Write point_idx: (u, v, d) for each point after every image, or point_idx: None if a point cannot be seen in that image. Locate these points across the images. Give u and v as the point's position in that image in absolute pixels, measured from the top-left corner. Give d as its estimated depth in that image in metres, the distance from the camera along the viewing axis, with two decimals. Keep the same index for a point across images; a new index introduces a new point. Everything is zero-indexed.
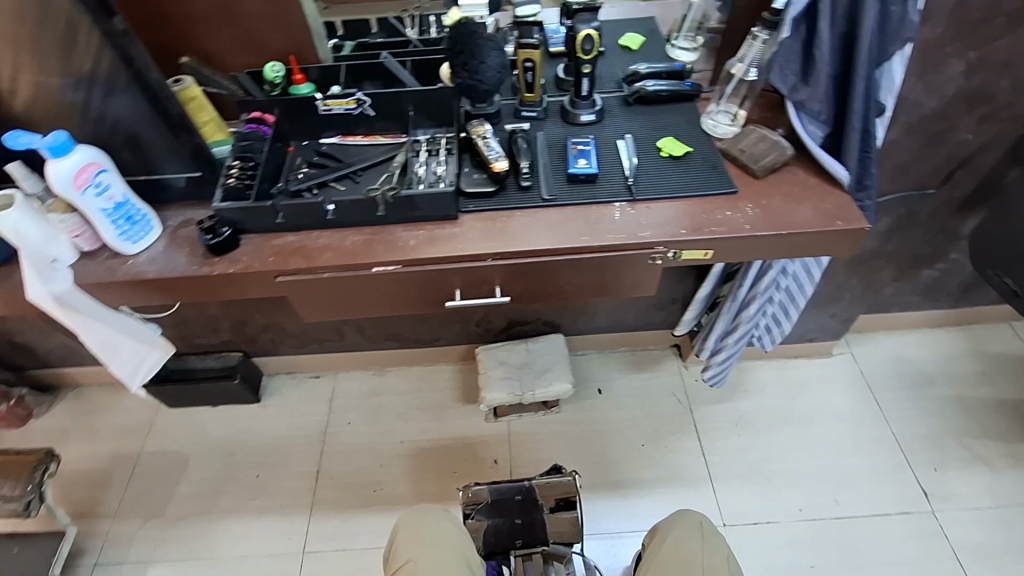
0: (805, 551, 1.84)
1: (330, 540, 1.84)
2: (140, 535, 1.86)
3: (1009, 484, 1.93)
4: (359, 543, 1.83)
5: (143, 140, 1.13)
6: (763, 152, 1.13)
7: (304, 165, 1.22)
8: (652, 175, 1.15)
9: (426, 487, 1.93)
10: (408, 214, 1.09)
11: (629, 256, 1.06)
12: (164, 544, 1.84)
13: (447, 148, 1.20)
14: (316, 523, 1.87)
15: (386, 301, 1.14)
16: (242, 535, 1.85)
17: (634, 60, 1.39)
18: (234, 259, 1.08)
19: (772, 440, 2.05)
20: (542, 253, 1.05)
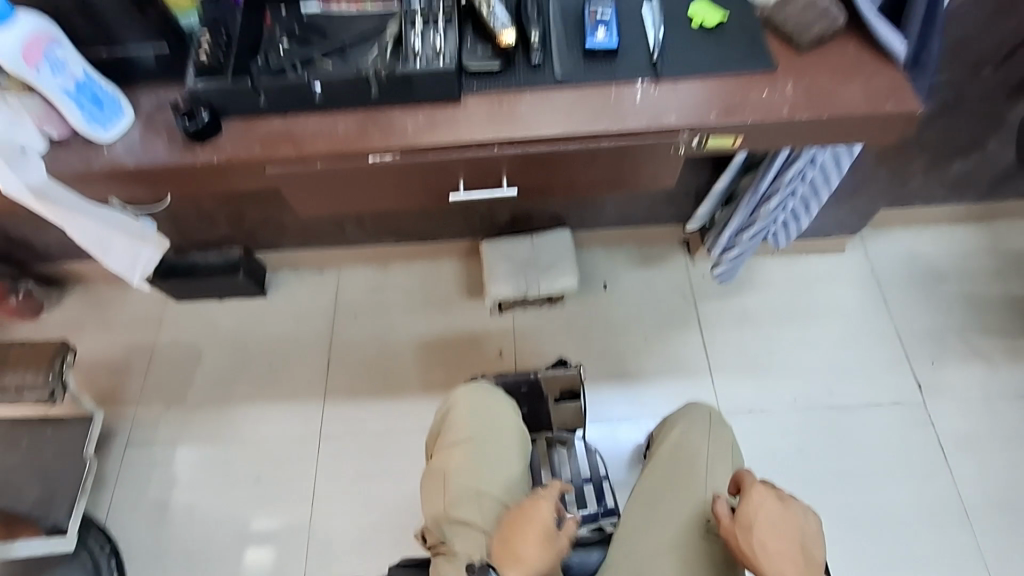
0: (796, 436, 1.93)
1: (345, 424, 1.93)
2: (164, 419, 1.96)
3: (1003, 377, 1.99)
4: (372, 426, 1.93)
5: (98, 7, 0.99)
6: (810, 20, 0.99)
7: (286, 37, 1.08)
8: (681, 48, 1.01)
9: (434, 376, 1.99)
10: (406, 96, 0.99)
11: (650, 142, 0.96)
12: (188, 427, 1.94)
13: (445, 15, 1.04)
14: (330, 409, 1.95)
15: (385, 194, 1.06)
16: (261, 420, 1.94)
17: None
18: (219, 146, 0.99)
19: (774, 335, 2.07)
20: (553, 139, 0.96)
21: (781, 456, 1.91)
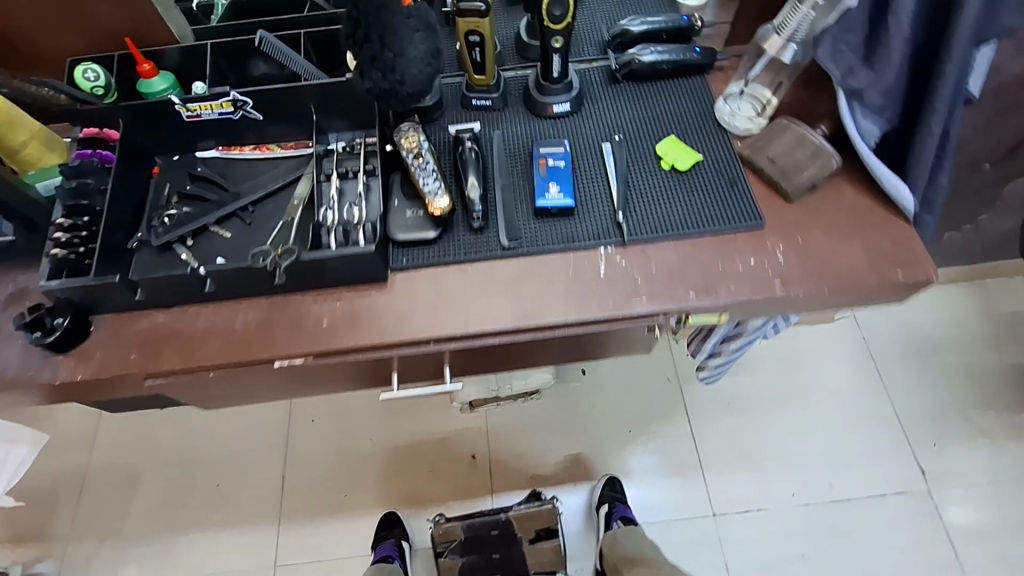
0: (788, 542, 1.60)
1: (301, 552, 1.60)
2: (96, 556, 1.62)
3: (1012, 456, 1.68)
4: (333, 553, 1.59)
5: None
6: (801, 163, 0.83)
7: (177, 196, 0.89)
8: (649, 201, 0.85)
9: (398, 481, 1.66)
10: (319, 281, 0.80)
11: (621, 329, 0.80)
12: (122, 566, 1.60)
13: (368, 169, 0.87)
14: (286, 533, 1.62)
15: (303, 383, 0.87)
16: (207, 550, 1.61)
17: (625, 12, 1.03)
18: (85, 356, 0.79)
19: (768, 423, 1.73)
20: (500, 331, 0.78)
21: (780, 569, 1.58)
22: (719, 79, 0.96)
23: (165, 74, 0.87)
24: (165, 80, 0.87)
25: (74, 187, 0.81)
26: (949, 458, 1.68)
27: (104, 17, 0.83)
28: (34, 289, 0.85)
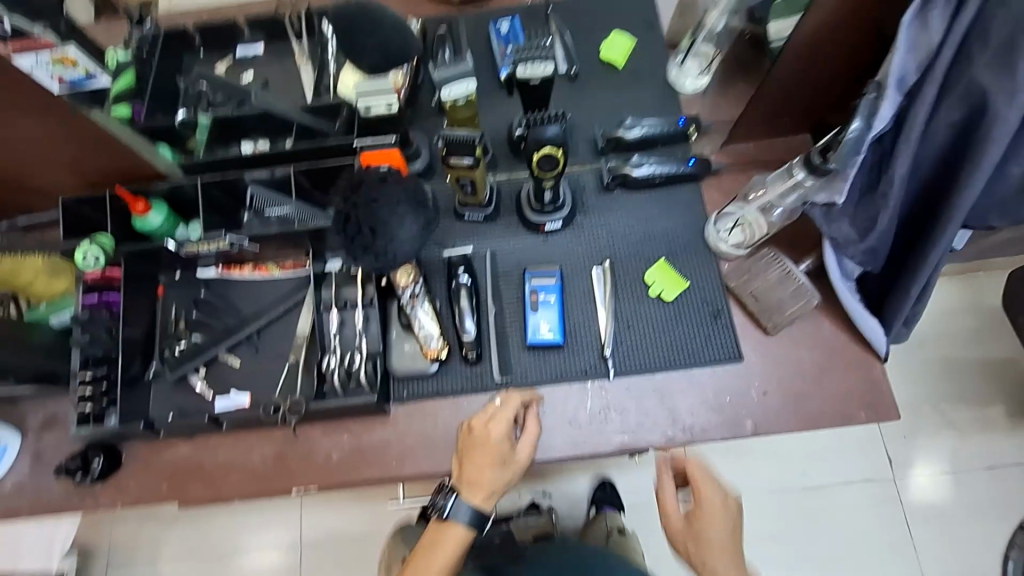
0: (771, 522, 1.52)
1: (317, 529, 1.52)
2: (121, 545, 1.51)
3: (976, 450, 1.54)
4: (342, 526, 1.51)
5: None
6: (783, 301, 0.86)
7: (183, 321, 0.92)
8: (636, 334, 0.89)
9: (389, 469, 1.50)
10: (326, 418, 0.87)
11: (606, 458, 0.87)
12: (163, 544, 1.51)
13: (364, 300, 0.90)
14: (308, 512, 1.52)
15: None
16: (243, 527, 1.52)
17: (619, 105, 1.01)
18: (121, 488, 0.88)
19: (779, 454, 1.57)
20: None
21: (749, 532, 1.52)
22: (715, 189, 0.95)
23: (156, 206, 0.88)
24: (159, 213, 0.88)
25: (89, 338, 0.85)
26: (966, 452, 1.54)
27: (92, 163, 0.84)
28: (63, 415, 0.92)
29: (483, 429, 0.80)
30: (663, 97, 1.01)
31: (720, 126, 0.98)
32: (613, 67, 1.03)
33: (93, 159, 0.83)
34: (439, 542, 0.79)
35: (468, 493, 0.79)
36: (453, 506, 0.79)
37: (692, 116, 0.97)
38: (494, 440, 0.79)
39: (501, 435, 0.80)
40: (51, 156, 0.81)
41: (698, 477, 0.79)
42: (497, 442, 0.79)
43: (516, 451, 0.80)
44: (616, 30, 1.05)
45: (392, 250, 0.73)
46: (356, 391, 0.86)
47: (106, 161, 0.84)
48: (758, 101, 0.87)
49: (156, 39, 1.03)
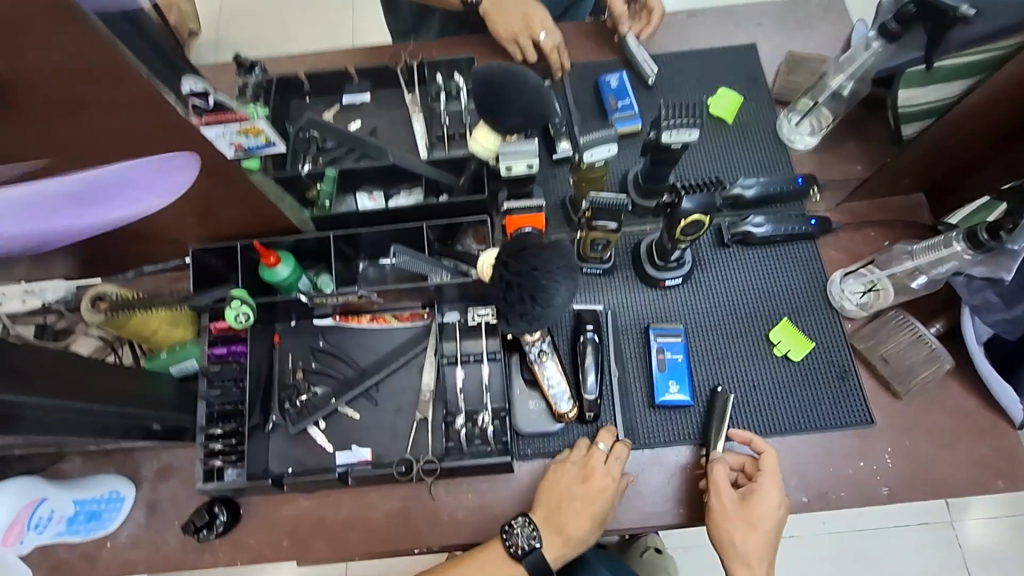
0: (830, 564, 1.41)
1: (371, 564, 1.48)
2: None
3: None
4: (400, 563, 1.47)
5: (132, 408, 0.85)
6: (914, 365, 0.86)
7: (302, 371, 0.92)
8: (763, 395, 0.89)
9: None
10: (452, 475, 0.86)
11: None
12: None
13: (490, 354, 0.89)
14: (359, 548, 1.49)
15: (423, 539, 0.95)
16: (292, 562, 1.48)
17: (733, 159, 1.01)
18: (239, 543, 0.87)
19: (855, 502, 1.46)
20: (624, 531, 0.84)
21: None
22: (832, 247, 0.96)
23: (284, 259, 0.88)
24: (287, 265, 0.88)
25: (219, 392, 0.87)
26: None
27: (231, 217, 0.85)
28: (179, 465, 0.91)
29: (600, 475, 0.81)
30: (776, 153, 1.01)
31: (834, 184, 0.99)
32: (721, 122, 1.04)
33: (234, 214, 0.84)
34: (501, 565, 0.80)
35: (552, 538, 0.81)
36: (534, 548, 0.79)
37: (810, 175, 0.97)
38: (603, 489, 0.81)
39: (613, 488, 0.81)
40: (194, 211, 0.82)
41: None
42: (605, 491, 0.81)
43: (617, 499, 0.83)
44: (722, 86, 1.06)
45: (547, 314, 0.74)
46: (485, 450, 0.85)
47: (245, 215, 0.85)
48: (888, 166, 0.90)
49: (270, 84, 1.04)
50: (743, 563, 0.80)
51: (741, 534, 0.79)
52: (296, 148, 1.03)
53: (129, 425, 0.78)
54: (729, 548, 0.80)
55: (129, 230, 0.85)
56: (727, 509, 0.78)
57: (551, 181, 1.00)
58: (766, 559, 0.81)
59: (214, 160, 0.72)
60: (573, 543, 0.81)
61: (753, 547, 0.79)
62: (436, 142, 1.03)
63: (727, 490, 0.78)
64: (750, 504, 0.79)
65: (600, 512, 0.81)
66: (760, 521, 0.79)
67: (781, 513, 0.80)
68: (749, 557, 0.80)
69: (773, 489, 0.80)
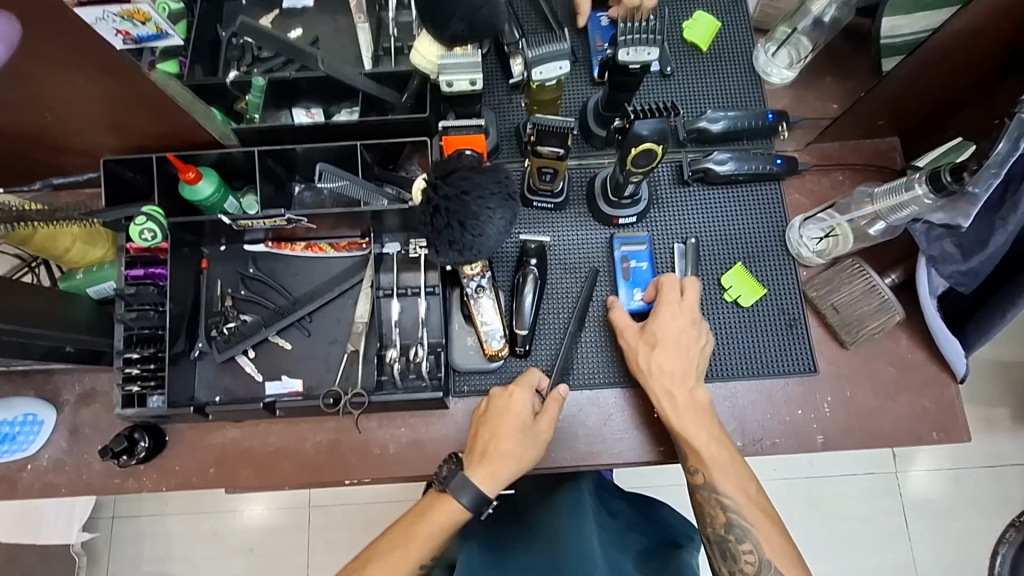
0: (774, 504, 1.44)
1: (330, 494, 1.49)
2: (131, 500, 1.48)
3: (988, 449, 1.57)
4: (359, 495, 1.49)
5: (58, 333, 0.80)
6: (864, 315, 0.83)
7: (231, 299, 0.88)
8: (710, 339, 0.86)
9: None
10: (387, 409, 0.84)
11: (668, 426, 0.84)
12: (169, 500, 1.49)
13: (429, 287, 0.85)
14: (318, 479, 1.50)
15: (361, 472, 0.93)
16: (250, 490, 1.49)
17: (703, 90, 0.94)
18: (165, 470, 0.84)
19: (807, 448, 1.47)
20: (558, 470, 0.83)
21: None
22: (796, 189, 0.91)
23: (207, 175, 0.82)
24: (210, 182, 0.82)
25: (136, 315, 0.81)
26: None
27: (141, 127, 0.77)
28: (102, 390, 0.88)
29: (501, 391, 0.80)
30: (748, 86, 0.94)
31: (806, 123, 0.93)
32: (695, 49, 0.95)
33: (143, 120, 0.75)
34: (440, 505, 0.76)
35: (476, 465, 0.76)
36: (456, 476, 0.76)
37: (781, 111, 0.91)
38: (515, 411, 0.78)
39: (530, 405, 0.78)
40: (99, 116, 0.74)
41: (703, 417, 0.78)
42: (519, 407, 0.78)
43: (538, 426, 0.78)
44: (699, 9, 0.97)
45: (480, 244, 0.70)
46: (419, 385, 0.82)
47: (158, 124, 0.77)
48: (863, 100, 0.83)
49: None
50: (669, 385, 0.78)
51: (652, 357, 0.80)
52: (227, 57, 0.93)
53: (35, 346, 0.73)
54: (653, 374, 0.79)
55: (29, 134, 0.77)
56: (630, 341, 0.82)
57: (506, 107, 0.91)
58: (693, 379, 0.79)
59: (102, 54, 0.62)
60: (497, 469, 0.76)
61: (669, 365, 0.79)
62: (382, 55, 0.95)
63: (629, 327, 0.82)
64: (654, 326, 0.81)
65: (520, 427, 0.77)
66: (665, 339, 0.80)
67: (691, 331, 0.81)
68: (661, 371, 0.79)
69: (674, 307, 0.81)
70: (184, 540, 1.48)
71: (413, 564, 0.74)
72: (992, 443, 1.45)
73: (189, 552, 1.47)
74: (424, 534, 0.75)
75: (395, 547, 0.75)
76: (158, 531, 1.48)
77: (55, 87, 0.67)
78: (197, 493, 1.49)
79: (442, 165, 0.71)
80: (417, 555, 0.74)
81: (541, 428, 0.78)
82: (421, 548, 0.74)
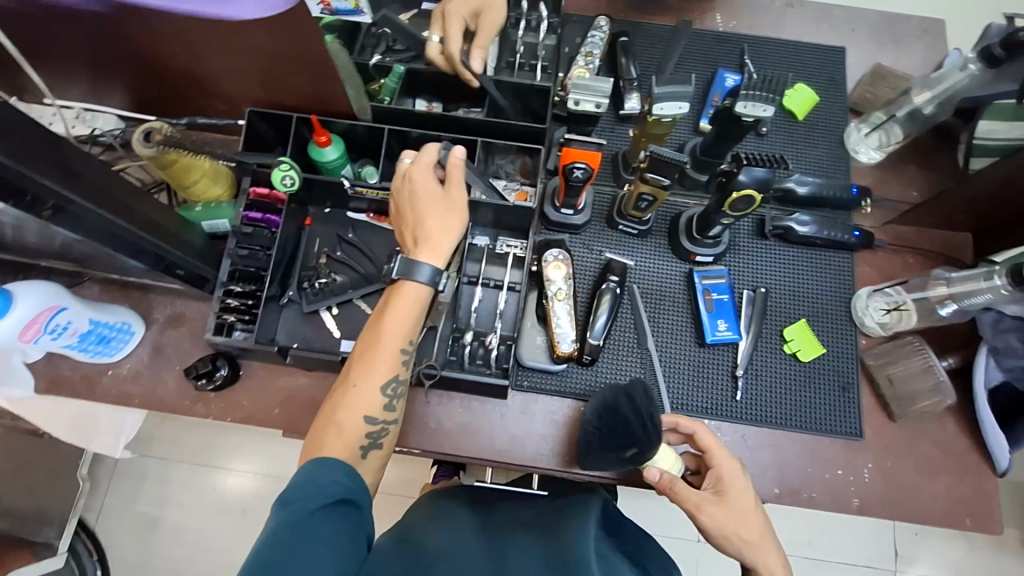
0: None
1: None
2: (150, 435, 1.52)
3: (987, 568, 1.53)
4: None
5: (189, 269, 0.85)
6: (916, 392, 0.86)
7: (326, 257, 0.94)
8: (763, 387, 0.90)
9: None
10: (449, 387, 0.89)
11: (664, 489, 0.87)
12: (185, 442, 1.52)
13: (512, 282, 0.91)
14: None
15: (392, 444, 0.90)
16: (262, 451, 1.52)
17: (794, 153, 1.00)
18: (233, 402, 0.89)
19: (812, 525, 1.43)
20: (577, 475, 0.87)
21: None
22: (867, 263, 0.96)
23: (335, 142, 0.89)
24: (336, 149, 0.90)
25: (245, 253, 0.88)
26: None
27: (293, 87, 0.85)
28: (190, 316, 0.94)
29: (424, 180, 0.78)
30: (837, 159, 1.00)
31: (886, 203, 0.98)
32: (792, 116, 1.02)
33: (299, 81, 0.83)
34: (398, 298, 0.76)
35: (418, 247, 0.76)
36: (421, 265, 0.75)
37: (865, 187, 0.97)
38: (426, 197, 0.77)
39: (410, 199, 0.78)
40: (259, 67, 0.81)
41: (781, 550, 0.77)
42: (409, 193, 0.78)
43: (456, 220, 0.77)
44: (800, 81, 1.04)
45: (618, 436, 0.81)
46: (484, 371, 0.87)
47: (309, 87, 0.84)
48: (950, 193, 0.88)
49: None
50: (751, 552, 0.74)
51: (738, 530, 0.73)
52: (364, 43, 1.01)
53: (158, 260, 0.80)
54: (742, 549, 0.74)
55: (192, 73, 0.85)
56: (719, 520, 0.73)
57: (611, 135, 1.00)
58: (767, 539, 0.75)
59: (299, 14, 0.69)
60: (434, 240, 0.76)
61: (755, 529, 0.74)
62: (504, 67, 1.03)
63: (708, 502, 0.74)
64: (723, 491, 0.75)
65: (427, 242, 0.76)
66: (744, 505, 0.75)
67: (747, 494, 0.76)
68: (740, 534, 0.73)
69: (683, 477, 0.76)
70: (188, 486, 1.50)
71: (396, 351, 0.75)
72: (997, 561, 1.41)
73: (188, 500, 1.49)
74: (396, 325, 0.75)
75: (360, 362, 0.74)
76: (162, 473, 1.51)
77: (237, 38, 0.74)
78: (216, 441, 1.53)
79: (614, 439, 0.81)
80: (395, 346, 0.74)
81: (455, 223, 0.77)
82: (397, 337, 0.75)
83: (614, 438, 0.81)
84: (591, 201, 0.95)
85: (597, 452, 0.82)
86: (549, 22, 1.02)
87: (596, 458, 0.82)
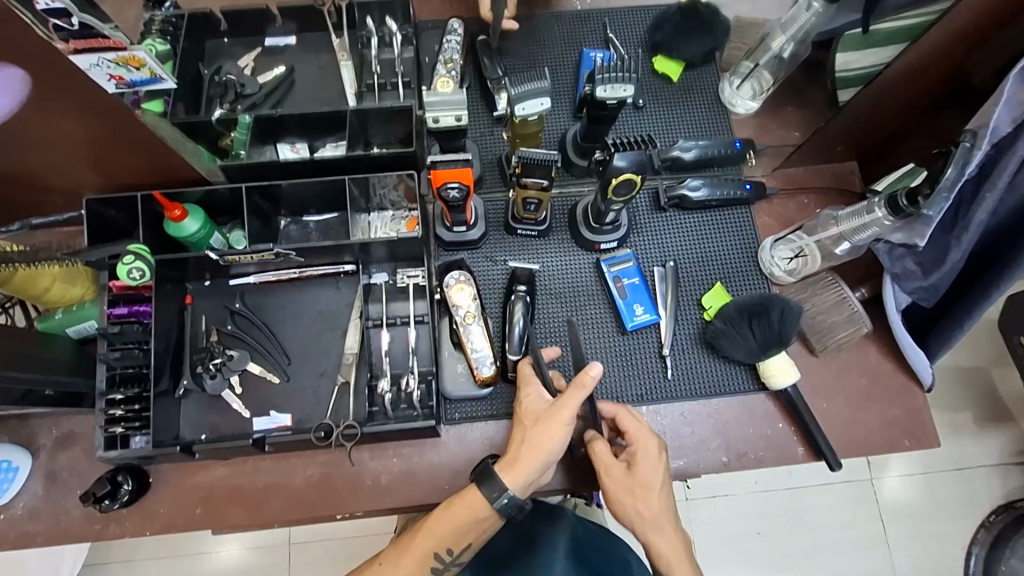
0: (750, 516, 1.40)
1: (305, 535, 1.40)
2: None
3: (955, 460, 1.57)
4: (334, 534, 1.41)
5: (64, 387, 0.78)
6: (833, 328, 0.87)
7: (216, 334, 0.86)
8: (691, 359, 0.89)
9: None
10: (377, 439, 0.84)
11: None
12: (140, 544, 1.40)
13: (418, 315, 0.87)
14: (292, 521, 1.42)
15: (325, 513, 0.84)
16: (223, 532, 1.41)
17: (674, 119, 0.99)
18: (148, 513, 0.82)
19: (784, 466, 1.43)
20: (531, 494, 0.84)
21: (736, 558, 1.37)
22: (766, 213, 0.96)
23: (192, 212, 0.82)
24: (196, 219, 0.82)
25: (120, 354, 0.80)
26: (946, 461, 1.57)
27: (125, 165, 0.77)
28: (81, 433, 0.85)
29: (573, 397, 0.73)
30: (715, 117, 1.00)
31: (771, 150, 0.98)
32: (666, 80, 1.01)
33: (129, 159, 0.76)
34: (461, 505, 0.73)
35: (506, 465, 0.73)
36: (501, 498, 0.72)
37: (747, 140, 0.97)
38: (534, 416, 0.75)
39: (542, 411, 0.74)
40: (82, 155, 0.73)
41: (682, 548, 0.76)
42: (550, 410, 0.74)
43: (547, 444, 0.72)
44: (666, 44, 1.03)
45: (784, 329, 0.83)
46: (410, 415, 0.83)
47: (144, 160, 0.77)
48: (824, 130, 0.89)
49: (178, 20, 0.93)
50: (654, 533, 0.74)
51: (637, 501, 0.74)
52: (210, 94, 0.94)
53: (14, 389, 0.71)
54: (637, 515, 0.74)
55: (7, 177, 0.75)
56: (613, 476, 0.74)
57: (489, 139, 0.97)
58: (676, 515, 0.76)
59: (92, 92, 0.62)
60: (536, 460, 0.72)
61: (654, 512, 0.73)
62: (365, 91, 0.97)
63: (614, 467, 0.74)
64: (638, 472, 0.74)
65: (518, 458, 0.73)
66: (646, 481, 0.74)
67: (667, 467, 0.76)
68: (648, 520, 0.73)
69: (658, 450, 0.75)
70: None
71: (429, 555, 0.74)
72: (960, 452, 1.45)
73: None
74: (442, 529, 0.73)
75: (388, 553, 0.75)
76: None
77: (35, 131, 0.66)
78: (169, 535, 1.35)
79: (770, 329, 0.83)
80: (432, 545, 0.73)
81: (549, 441, 0.72)
82: (437, 540, 0.73)
83: (761, 322, 0.84)
84: (482, 212, 0.91)
85: (737, 331, 0.85)
86: (402, 34, 0.97)
87: (737, 327, 0.85)
